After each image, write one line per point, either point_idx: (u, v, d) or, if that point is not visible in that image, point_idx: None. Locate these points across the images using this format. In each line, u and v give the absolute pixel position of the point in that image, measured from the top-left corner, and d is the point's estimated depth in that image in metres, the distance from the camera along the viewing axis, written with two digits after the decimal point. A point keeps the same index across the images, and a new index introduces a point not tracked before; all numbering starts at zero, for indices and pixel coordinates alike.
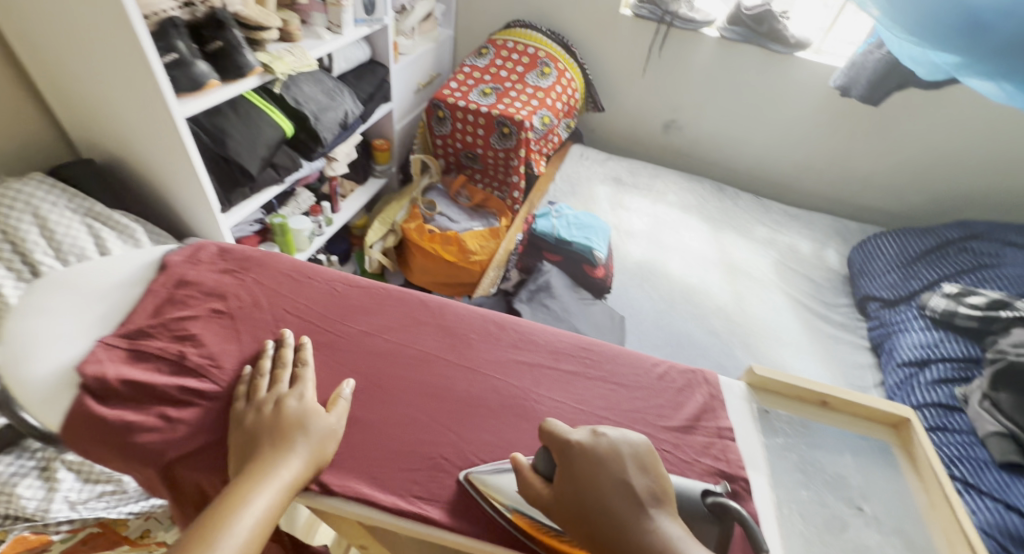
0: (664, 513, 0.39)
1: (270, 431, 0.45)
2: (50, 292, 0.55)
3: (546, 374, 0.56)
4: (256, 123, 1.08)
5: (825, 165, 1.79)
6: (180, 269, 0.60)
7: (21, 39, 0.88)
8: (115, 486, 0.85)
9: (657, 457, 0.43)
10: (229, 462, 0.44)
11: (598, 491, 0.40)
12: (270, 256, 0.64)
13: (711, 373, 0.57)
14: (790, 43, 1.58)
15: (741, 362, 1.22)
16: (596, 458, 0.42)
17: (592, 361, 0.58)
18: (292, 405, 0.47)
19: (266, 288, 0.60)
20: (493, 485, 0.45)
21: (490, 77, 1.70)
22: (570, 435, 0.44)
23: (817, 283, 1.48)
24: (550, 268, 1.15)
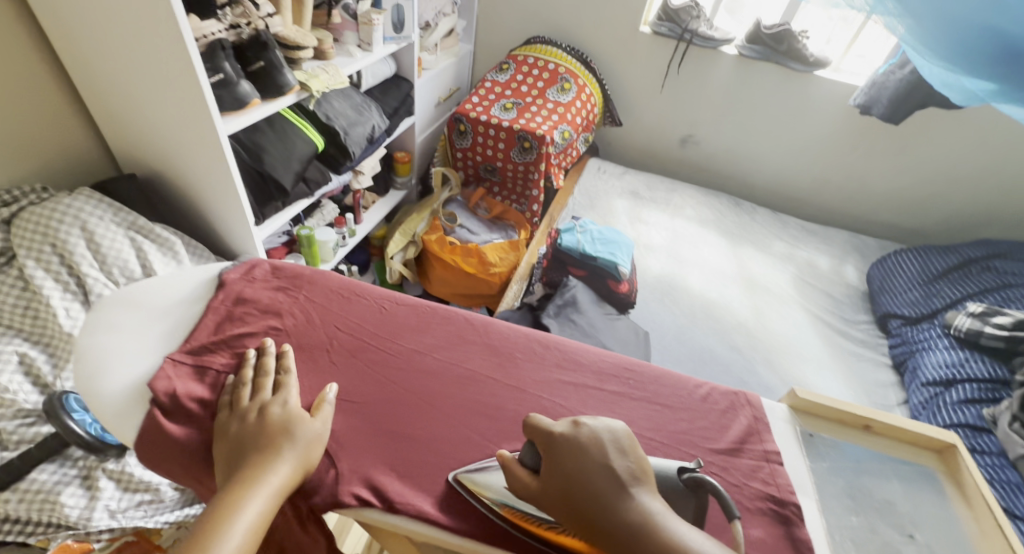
0: (645, 490, 0.41)
1: (256, 440, 0.46)
2: (117, 308, 0.58)
3: (591, 395, 0.57)
4: (291, 139, 1.11)
5: (843, 181, 1.80)
6: (237, 286, 0.62)
7: (73, 62, 0.92)
8: (153, 495, 0.87)
9: (636, 440, 0.44)
10: (218, 470, 0.46)
11: (581, 477, 0.42)
12: (320, 273, 0.67)
13: (754, 395, 0.58)
14: (809, 61, 1.60)
15: (764, 378, 1.22)
16: (578, 446, 0.44)
17: (636, 382, 0.59)
18: (276, 412, 0.48)
19: (318, 305, 0.62)
20: (480, 480, 0.48)
21: (511, 92, 1.72)
22: (553, 427, 0.46)
23: (837, 298, 1.49)
24: (576, 283, 1.17)
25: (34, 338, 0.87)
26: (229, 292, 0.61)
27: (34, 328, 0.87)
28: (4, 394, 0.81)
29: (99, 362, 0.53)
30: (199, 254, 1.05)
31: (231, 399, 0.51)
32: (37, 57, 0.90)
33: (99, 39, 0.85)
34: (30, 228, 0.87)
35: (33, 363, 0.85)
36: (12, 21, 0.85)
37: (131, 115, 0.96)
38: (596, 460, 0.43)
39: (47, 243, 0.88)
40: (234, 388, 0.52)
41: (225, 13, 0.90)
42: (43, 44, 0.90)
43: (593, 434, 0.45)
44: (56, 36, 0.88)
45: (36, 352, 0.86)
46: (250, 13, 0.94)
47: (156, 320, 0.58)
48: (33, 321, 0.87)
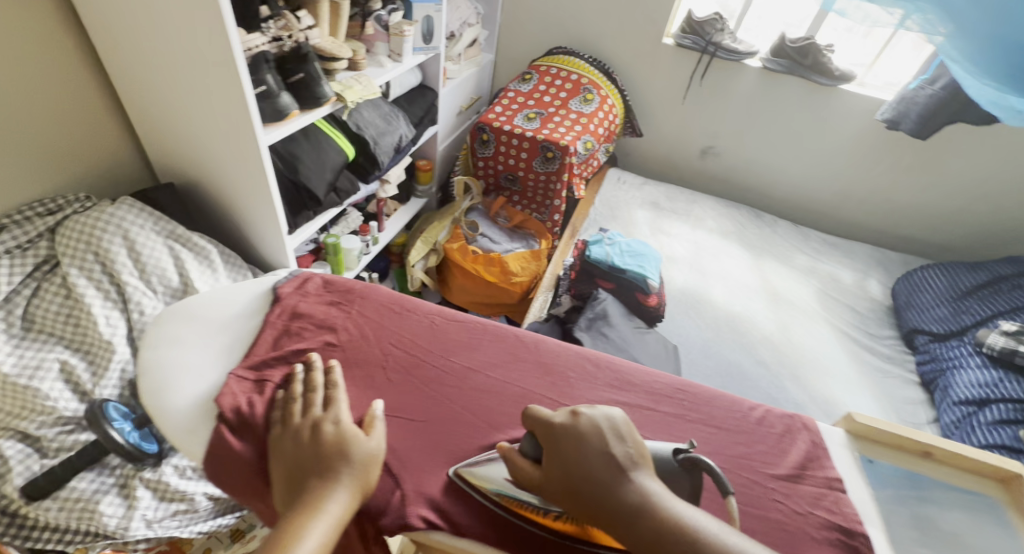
0: (645, 473, 0.43)
1: (313, 461, 0.45)
2: (182, 323, 0.62)
3: (647, 416, 0.57)
4: (324, 149, 1.12)
5: (865, 194, 1.80)
6: (292, 300, 0.64)
7: (117, 73, 0.93)
8: (188, 505, 0.86)
9: (632, 425, 0.46)
10: (277, 496, 0.45)
11: (581, 464, 0.44)
12: (370, 288, 0.68)
13: (809, 419, 0.58)
14: (835, 75, 1.59)
15: (792, 394, 1.21)
16: (578, 434, 0.46)
17: (690, 403, 0.58)
18: (329, 430, 0.47)
19: (371, 321, 0.63)
20: (481, 473, 0.49)
21: (534, 102, 1.72)
22: (552, 417, 0.48)
23: (861, 313, 1.48)
24: (606, 296, 1.17)
25: (74, 346, 0.88)
26: (283, 306, 0.63)
27: (74, 335, 0.88)
28: (45, 401, 0.81)
29: (168, 375, 0.57)
30: (233, 263, 1.06)
31: (285, 417, 0.50)
32: (83, 69, 0.91)
33: (146, 55, 0.87)
34: (74, 236, 0.89)
35: (73, 371, 0.86)
36: (60, 34, 0.86)
37: (171, 126, 0.98)
38: (597, 447, 0.44)
39: (90, 252, 0.90)
40: (286, 404, 0.51)
41: (268, 26, 0.91)
42: (90, 57, 0.92)
43: (592, 422, 0.47)
44: (104, 51, 0.90)
45: (76, 360, 0.87)
46: (293, 27, 0.95)
47: (217, 335, 0.61)
48: (74, 328, 0.88)
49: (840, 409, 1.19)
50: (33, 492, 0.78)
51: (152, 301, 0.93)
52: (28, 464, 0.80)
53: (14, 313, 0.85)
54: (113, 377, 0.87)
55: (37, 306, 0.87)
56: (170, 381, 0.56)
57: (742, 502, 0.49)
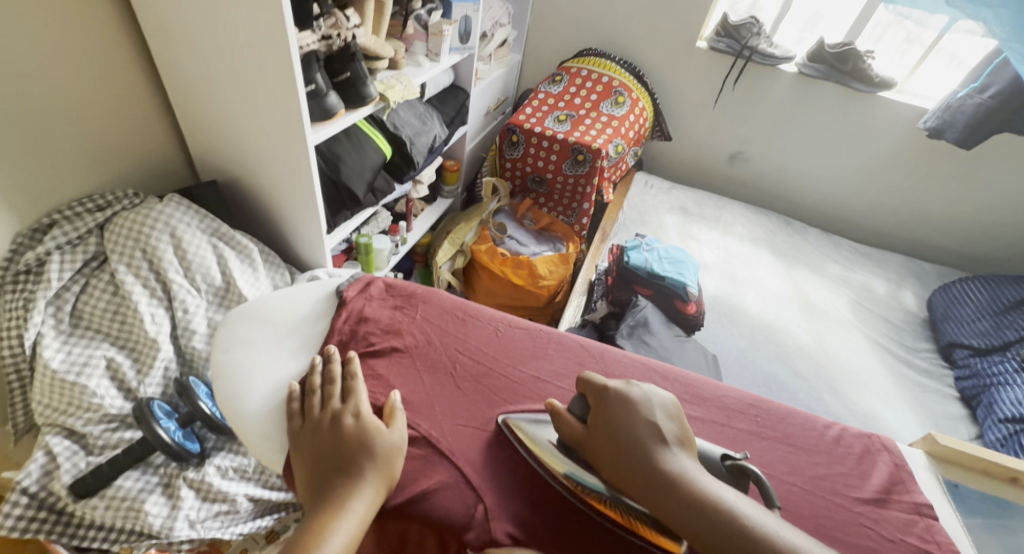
0: (686, 452, 0.47)
1: (337, 454, 0.47)
2: (250, 325, 0.63)
3: (721, 432, 0.56)
4: (365, 148, 1.11)
5: (898, 203, 1.78)
6: (357, 303, 0.65)
7: (169, 75, 0.94)
8: (229, 506, 0.85)
9: (682, 410, 0.50)
10: (301, 485, 0.47)
11: (627, 426, 0.48)
12: (432, 292, 0.68)
13: (890, 440, 0.57)
14: (874, 82, 1.58)
15: (830, 406, 1.20)
16: (627, 402, 0.50)
17: (764, 420, 0.57)
18: (352, 423, 0.49)
19: (436, 326, 0.63)
20: (523, 424, 0.54)
21: (564, 104, 1.69)
22: (606, 384, 0.52)
23: (896, 324, 1.46)
24: (645, 303, 1.15)
25: (120, 343, 0.90)
26: (350, 309, 0.64)
27: (120, 333, 0.90)
28: (92, 398, 0.83)
29: (243, 376, 0.59)
30: (272, 262, 1.08)
31: (308, 409, 0.53)
32: (134, 69, 0.92)
33: (199, 56, 0.88)
34: (123, 233, 0.91)
35: (119, 369, 0.87)
36: (116, 33, 0.87)
37: (218, 127, 0.99)
38: (645, 415, 0.48)
39: (138, 248, 0.91)
40: (307, 398, 0.53)
41: (319, 24, 0.90)
42: (142, 55, 0.92)
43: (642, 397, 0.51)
44: (158, 51, 0.91)
45: (122, 357, 0.88)
46: (341, 25, 0.94)
47: (286, 338, 0.62)
48: (120, 326, 0.90)
49: (880, 423, 1.17)
50: (81, 490, 0.79)
51: (196, 299, 0.94)
52: (74, 462, 0.82)
53: (63, 309, 0.87)
54: (157, 376, 0.89)
55: (86, 302, 0.89)
56: (245, 381, 0.58)
57: (829, 527, 0.49)
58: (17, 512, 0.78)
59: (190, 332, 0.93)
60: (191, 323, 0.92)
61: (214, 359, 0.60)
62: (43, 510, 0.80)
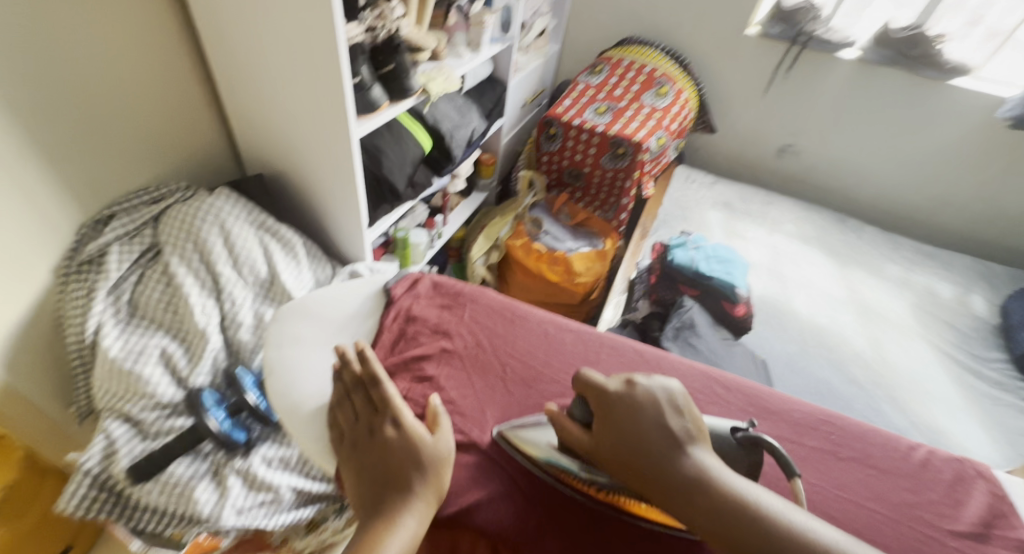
0: (700, 447, 0.45)
1: (384, 466, 0.47)
2: (297, 320, 0.65)
3: (792, 450, 0.55)
4: (405, 140, 1.11)
5: (968, 201, 1.69)
6: (406, 302, 0.65)
7: (221, 69, 0.95)
8: (273, 496, 0.86)
9: (691, 400, 0.48)
10: (351, 497, 0.47)
11: (636, 432, 0.46)
12: (479, 291, 0.67)
13: (985, 466, 0.56)
14: (946, 68, 1.51)
15: (890, 419, 1.15)
16: (633, 403, 0.48)
17: (839, 439, 0.56)
18: (395, 434, 0.48)
19: (483, 327, 0.62)
20: (525, 438, 0.51)
21: (604, 95, 1.63)
22: (606, 385, 0.50)
23: (964, 332, 1.39)
24: (692, 304, 1.11)
25: (173, 333, 0.92)
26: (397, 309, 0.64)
27: (173, 323, 0.92)
28: (147, 386, 0.86)
29: (293, 373, 0.60)
30: (314, 255, 1.09)
31: (351, 418, 0.53)
32: (188, 62, 0.94)
33: (250, 49, 0.88)
34: (175, 225, 0.93)
35: (172, 358, 0.90)
36: (168, 25, 0.88)
37: (266, 122, 1.00)
38: (653, 417, 0.46)
39: (190, 241, 0.92)
40: (352, 407, 0.53)
41: (364, 16, 0.89)
42: (193, 48, 0.93)
43: (648, 392, 0.48)
44: (209, 43, 0.91)
45: (175, 347, 0.91)
46: (386, 15, 0.92)
47: (337, 335, 0.64)
48: (172, 316, 0.92)
49: (944, 437, 1.12)
50: (137, 475, 0.81)
51: (243, 292, 0.96)
52: (131, 446, 0.85)
53: (121, 299, 0.89)
54: (207, 365, 0.91)
55: (141, 293, 0.91)
56: (295, 379, 0.59)
57: None
58: (81, 491, 0.81)
59: (237, 323, 0.95)
60: (238, 315, 0.94)
61: (266, 355, 0.61)
62: (104, 490, 0.83)
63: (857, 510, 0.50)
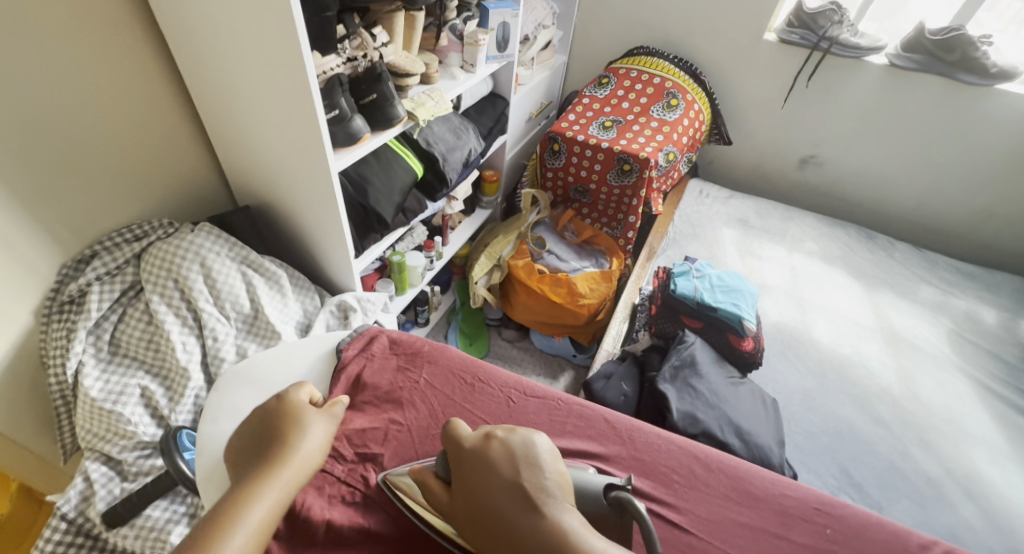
0: (565, 510, 0.44)
1: (266, 433, 0.54)
2: (235, 387, 0.70)
3: (777, 547, 0.50)
4: (393, 168, 1.08)
5: (1012, 215, 1.57)
6: (358, 364, 0.68)
7: (202, 102, 0.94)
8: None
9: (547, 453, 0.48)
10: (233, 459, 0.54)
11: (487, 493, 0.46)
12: (439, 349, 0.70)
13: None
14: (989, 73, 1.39)
15: (919, 463, 1.06)
16: (485, 458, 0.48)
17: (833, 532, 0.51)
18: (278, 406, 0.56)
19: (443, 395, 0.65)
20: (403, 480, 0.54)
21: (610, 108, 1.56)
22: (464, 440, 0.51)
23: (1006, 362, 1.29)
24: (694, 338, 1.04)
25: (154, 372, 0.92)
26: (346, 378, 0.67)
27: (154, 361, 0.92)
28: (126, 425, 0.85)
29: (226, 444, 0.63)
30: (301, 285, 1.07)
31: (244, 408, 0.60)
32: (172, 101, 0.94)
33: (228, 86, 0.87)
34: (156, 263, 0.92)
35: (152, 397, 0.90)
36: (147, 65, 0.88)
37: (248, 154, 0.98)
38: (504, 473, 0.47)
39: (170, 279, 0.91)
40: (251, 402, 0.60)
41: (344, 47, 0.88)
42: (174, 86, 0.93)
43: (505, 446, 0.49)
44: (189, 78, 0.91)
45: (156, 386, 0.91)
46: (367, 45, 0.91)
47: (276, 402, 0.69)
48: (154, 354, 0.91)
49: (982, 484, 1.03)
50: (113, 519, 0.82)
51: (225, 327, 0.94)
52: (109, 488, 0.85)
53: (102, 338, 0.89)
54: (188, 403, 0.91)
55: (123, 331, 0.91)
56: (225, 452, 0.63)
57: None
58: (56, 537, 0.82)
59: (220, 359, 0.93)
60: (220, 351, 0.93)
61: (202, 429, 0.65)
62: (80, 536, 0.84)
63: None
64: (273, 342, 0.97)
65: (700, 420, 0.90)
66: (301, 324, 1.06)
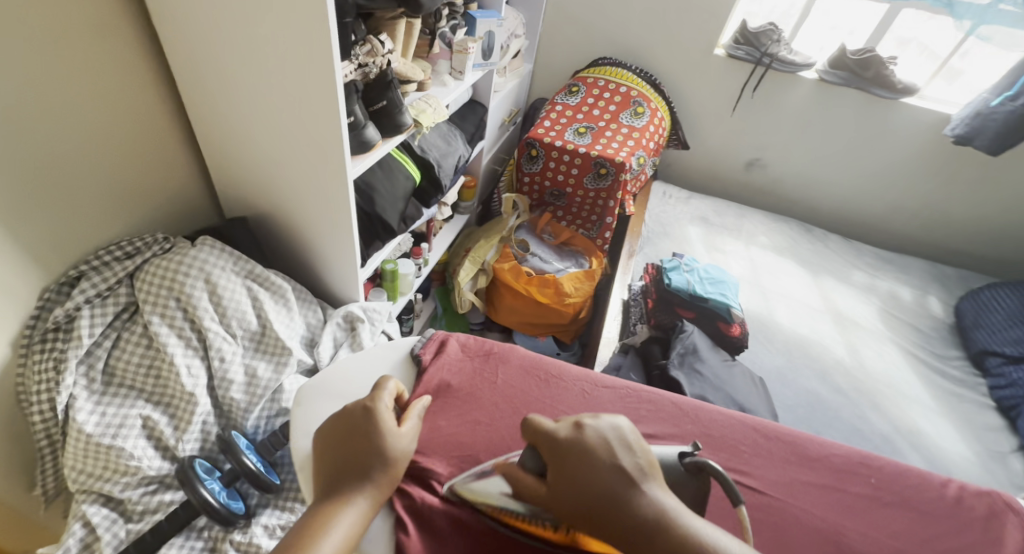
0: (654, 483, 0.48)
1: (356, 444, 0.53)
2: (314, 402, 0.66)
3: (839, 499, 0.59)
4: (394, 172, 1.07)
5: (918, 208, 1.83)
6: (438, 371, 0.68)
7: (195, 106, 0.88)
8: None
9: (639, 437, 0.52)
10: (319, 463, 0.54)
11: (593, 480, 0.48)
12: (508, 350, 0.73)
13: (1010, 498, 0.62)
14: (898, 88, 1.62)
15: (875, 424, 1.21)
16: (583, 446, 0.50)
17: (878, 482, 0.61)
18: (368, 418, 0.54)
19: (522, 391, 0.67)
20: (477, 488, 0.55)
21: (583, 115, 1.63)
22: (556, 432, 0.52)
23: (925, 332, 1.50)
24: (692, 328, 1.13)
25: (155, 400, 0.84)
26: (428, 382, 0.67)
27: (154, 389, 0.84)
28: (128, 461, 0.78)
29: None
30: (303, 298, 1.04)
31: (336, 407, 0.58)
32: (160, 106, 0.87)
33: (236, 94, 0.84)
34: (155, 281, 0.86)
35: (155, 427, 0.82)
36: (136, 69, 0.81)
37: (248, 164, 0.94)
38: (605, 460, 0.49)
39: (172, 297, 0.86)
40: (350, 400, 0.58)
41: (355, 53, 0.84)
42: (166, 93, 0.87)
43: (597, 433, 0.51)
44: (183, 83, 0.85)
45: (158, 415, 0.83)
46: (377, 51, 0.87)
47: None
48: (154, 381, 0.84)
49: (924, 438, 1.20)
50: None
51: (232, 346, 0.89)
52: (114, 531, 0.78)
53: (95, 367, 0.81)
54: (195, 431, 0.84)
55: (118, 358, 0.83)
56: None
57: None
58: None
59: (227, 382, 0.88)
60: (228, 373, 0.88)
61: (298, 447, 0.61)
62: None
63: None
64: (284, 359, 0.92)
65: (710, 401, 0.98)
66: (306, 339, 1.02)
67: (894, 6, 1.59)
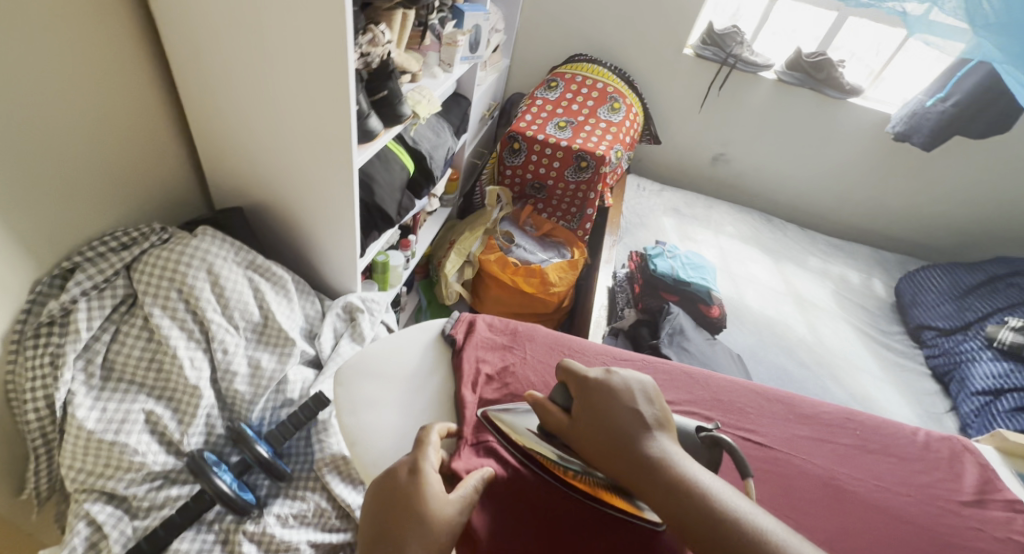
0: (665, 435, 0.53)
1: (395, 510, 0.49)
2: (355, 384, 0.70)
3: (832, 449, 0.67)
4: (391, 161, 1.08)
5: (864, 199, 2.00)
6: (474, 349, 0.75)
7: (191, 94, 0.86)
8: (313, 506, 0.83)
9: (660, 393, 0.57)
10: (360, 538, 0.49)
11: (610, 415, 0.54)
12: (533, 330, 0.79)
13: (968, 442, 0.71)
14: (845, 89, 1.75)
15: (835, 394, 1.33)
16: (608, 389, 0.57)
17: (863, 434, 0.70)
18: (410, 480, 0.51)
19: (550, 365, 0.74)
20: (507, 421, 0.63)
21: (562, 110, 1.68)
22: (587, 373, 0.60)
23: (873, 311, 1.65)
24: (676, 310, 1.20)
25: (158, 395, 0.82)
26: (466, 358, 0.73)
27: (156, 383, 0.82)
28: (133, 457, 0.76)
29: (372, 435, 0.65)
30: (302, 289, 1.03)
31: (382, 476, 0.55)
32: (153, 93, 0.85)
33: (238, 83, 0.83)
34: (155, 272, 0.84)
35: (159, 421, 0.80)
36: (132, 54, 0.79)
37: (247, 154, 0.93)
38: (626, 402, 0.55)
39: (174, 288, 0.84)
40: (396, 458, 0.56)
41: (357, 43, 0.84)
42: (160, 79, 0.85)
43: (625, 383, 0.58)
44: (181, 70, 0.83)
45: (162, 410, 0.81)
46: (378, 41, 0.87)
47: (401, 390, 0.70)
48: (156, 374, 0.82)
49: (877, 405, 1.32)
50: None
51: (235, 338, 0.87)
52: (121, 529, 0.75)
53: (94, 361, 0.79)
54: (200, 425, 0.82)
55: (117, 352, 0.81)
56: (378, 442, 0.64)
57: (948, 533, 0.60)
58: None
59: (231, 374, 0.86)
60: (232, 365, 0.86)
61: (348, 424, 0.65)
62: None
63: (893, 495, 0.63)
64: (288, 350, 0.92)
65: None
66: (306, 330, 1.01)
67: (843, 13, 1.72)
